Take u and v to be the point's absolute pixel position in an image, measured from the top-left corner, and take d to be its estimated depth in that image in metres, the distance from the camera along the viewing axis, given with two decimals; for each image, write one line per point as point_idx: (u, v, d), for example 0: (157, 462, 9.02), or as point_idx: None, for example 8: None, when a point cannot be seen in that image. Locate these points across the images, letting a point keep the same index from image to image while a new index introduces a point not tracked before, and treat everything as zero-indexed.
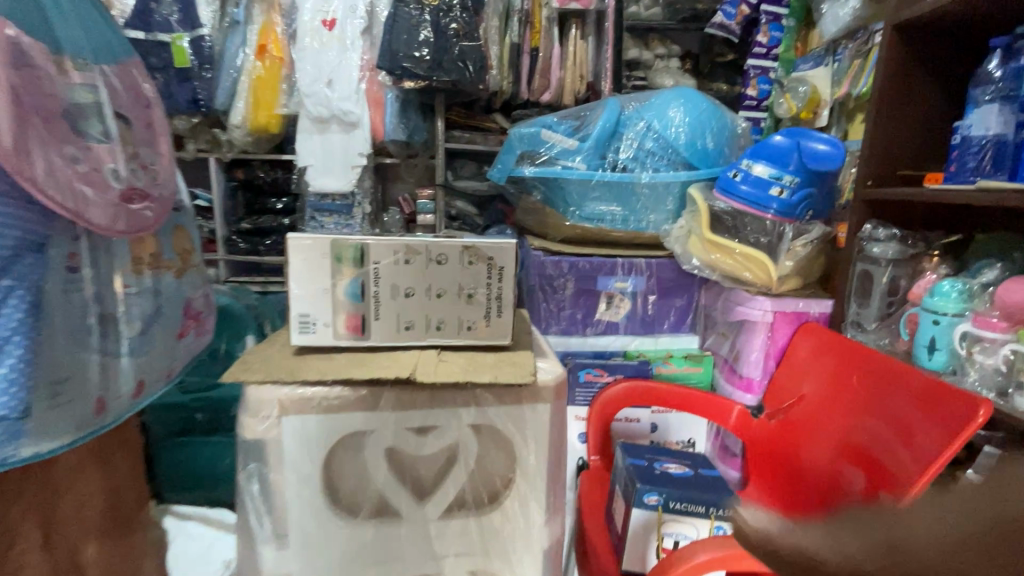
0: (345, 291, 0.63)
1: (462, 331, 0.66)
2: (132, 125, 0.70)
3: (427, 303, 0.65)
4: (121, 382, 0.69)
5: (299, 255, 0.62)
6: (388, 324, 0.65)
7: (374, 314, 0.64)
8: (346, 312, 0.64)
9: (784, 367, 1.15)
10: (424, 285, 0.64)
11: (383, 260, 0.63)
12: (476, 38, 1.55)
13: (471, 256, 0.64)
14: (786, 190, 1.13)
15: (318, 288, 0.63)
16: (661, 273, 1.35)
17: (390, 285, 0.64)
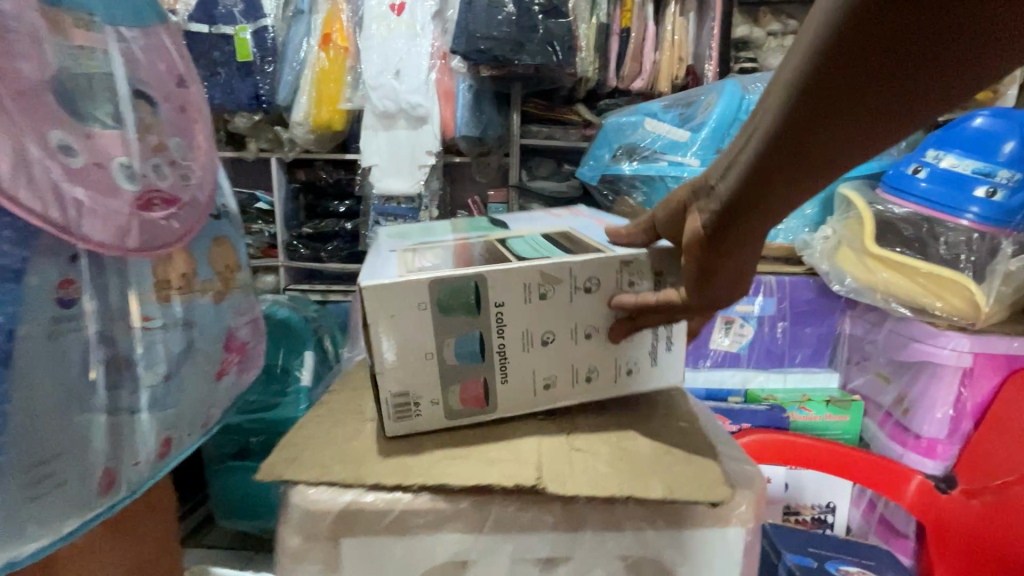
0: (452, 352, 0.43)
1: (621, 378, 0.48)
2: (160, 107, 0.53)
3: (571, 350, 0.46)
4: (139, 444, 0.53)
5: (381, 312, 0.41)
6: (519, 388, 0.46)
7: (501, 375, 0.45)
8: (461, 381, 0.44)
9: (994, 433, 0.88)
10: (567, 327, 0.45)
11: (508, 299, 0.43)
12: (564, 14, 1.34)
13: (630, 273, 0.46)
14: (999, 189, 0.84)
15: (416, 354, 0.43)
16: (796, 294, 1.08)
17: (521, 333, 0.44)
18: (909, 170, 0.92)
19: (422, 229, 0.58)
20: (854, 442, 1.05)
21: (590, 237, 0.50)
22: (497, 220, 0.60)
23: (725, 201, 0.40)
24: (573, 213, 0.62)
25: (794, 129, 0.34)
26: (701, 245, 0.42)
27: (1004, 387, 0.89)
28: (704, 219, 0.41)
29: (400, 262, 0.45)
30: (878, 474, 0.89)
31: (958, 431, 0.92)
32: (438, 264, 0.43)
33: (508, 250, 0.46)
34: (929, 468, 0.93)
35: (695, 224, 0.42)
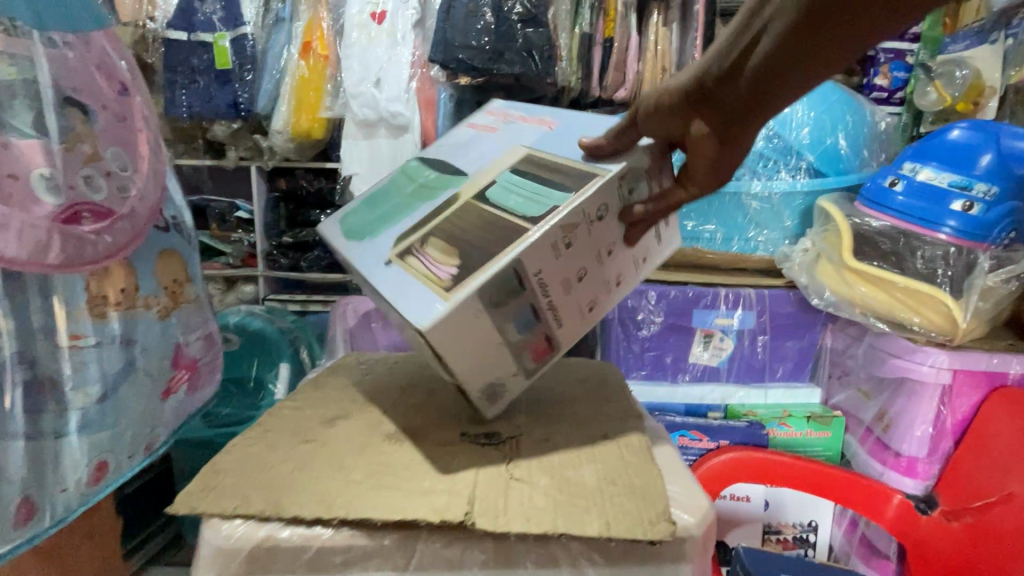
0: (513, 330, 0.47)
1: (640, 266, 0.57)
2: (96, 116, 0.51)
3: (602, 270, 0.52)
4: (66, 469, 0.50)
5: (449, 337, 0.43)
6: (573, 321, 0.51)
7: (557, 323, 0.50)
8: (530, 346, 0.49)
9: (973, 452, 0.86)
10: (594, 256, 0.50)
11: (542, 263, 0.46)
12: (542, 24, 1.35)
13: (628, 183, 0.50)
14: (977, 203, 0.83)
15: (484, 351, 0.46)
16: (776, 307, 1.05)
17: (562, 281, 0.48)
18: (887, 182, 0.90)
19: (367, 216, 0.58)
20: (836, 459, 1.04)
21: (550, 154, 0.52)
22: (432, 162, 0.59)
23: (732, 104, 0.40)
24: (503, 118, 0.62)
25: (814, 20, 0.33)
26: (709, 142, 0.43)
27: (984, 404, 0.87)
28: (713, 123, 0.42)
29: (414, 277, 0.46)
30: (853, 493, 0.87)
31: (938, 449, 0.90)
32: (460, 261, 0.45)
33: (511, 214, 0.47)
34: (909, 487, 0.91)
35: (700, 128, 0.43)
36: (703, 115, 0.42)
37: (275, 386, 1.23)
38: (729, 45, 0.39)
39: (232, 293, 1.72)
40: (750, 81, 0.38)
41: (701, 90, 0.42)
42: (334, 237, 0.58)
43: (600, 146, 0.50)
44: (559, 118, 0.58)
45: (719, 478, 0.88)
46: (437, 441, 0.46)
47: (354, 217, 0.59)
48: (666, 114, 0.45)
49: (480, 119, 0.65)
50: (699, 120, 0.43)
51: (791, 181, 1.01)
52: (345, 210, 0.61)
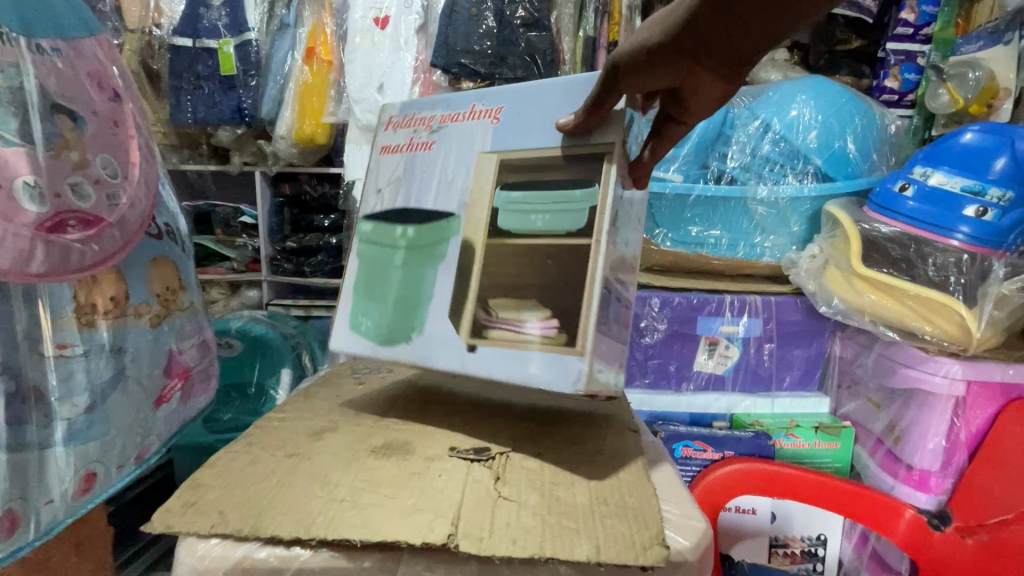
0: (612, 320, 0.49)
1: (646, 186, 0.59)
2: (85, 123, 0.50)
3: (635, 214, 0.55)
4: (51, 481, 0.49)
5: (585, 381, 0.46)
6: (629, 272, 0.54)
7: (624, 287, 0.53)
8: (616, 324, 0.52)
9: (984, 468, 0.84)
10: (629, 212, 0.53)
11: (613, 258, 0.48)
12: (545, 28, 1.35)
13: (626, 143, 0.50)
14: (991, 209, 0.81)
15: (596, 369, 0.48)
16: (783, 314, 1.02)
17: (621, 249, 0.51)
18: (896, 187, 0.87)
19: (379, 311, 0.58)
20: (846, 471, 1.01)
21: (524, 151, 0.51)
22: (391, 217, 0.59)
23: (738, 43, 0.39)
24: (426, 126, 0.60)
25: None
26: (715, 83, 0.42)
27: (999, 417, 0.85)
28: (721, 68, 0.40)
29: (518, 348, 0.48)
30: (867, 508, 0.84)
31: (950, 463, 0.87)
32: (552, 308, 0.48)
33: (554, 235, 0.49)
34: (922, 502, 0.88)
35: (706, 77, 0.41)
36: (708, 63, 0.40)
37: (276, 392, 1.21)
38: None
39: (235, 298, 1.72)
40: (764, 14, 0.37)
41: (702, 35, 0.39)
42: (366, 347, 0.59)
43: (583, 123, 0.48)
44: (490, 99, 0.55)
45: (723, 490, 0.86)
46: (425, 456, 0.47)
47: (365, 321, 0.59)
48: (658, 70, 0.42)
49: (394, 137, 0.63)
50: (703, 69, 0.41)
51: (798, 186, 0.98)
52: (350, 317, 0.60)
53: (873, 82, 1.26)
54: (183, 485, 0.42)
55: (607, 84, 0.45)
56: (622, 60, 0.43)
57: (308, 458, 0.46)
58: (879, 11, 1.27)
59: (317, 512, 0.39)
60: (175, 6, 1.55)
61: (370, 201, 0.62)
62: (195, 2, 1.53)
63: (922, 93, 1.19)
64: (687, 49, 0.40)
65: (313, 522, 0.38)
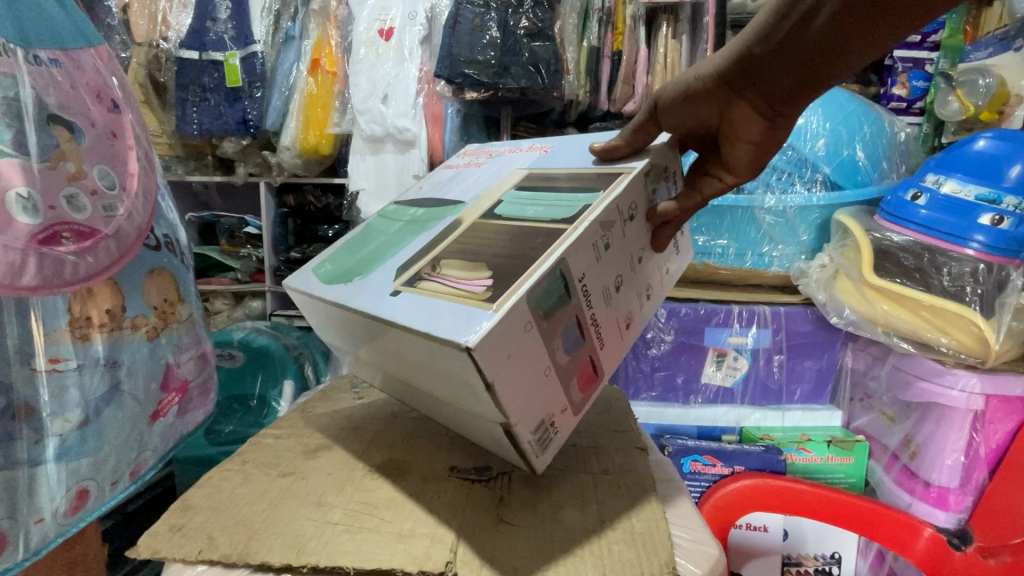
0: (561, 352, 0.41)
1: (664, 275, 0.55)
2: (82, 134, 0.49)
3: (636, 277, 0.49)
4: (41, 499, 0.47)
5: (498, 355, 0.36)
6: (614, 341, 0.47)
7: (601, 345, 0.45)
8: (576, 372, 0.43)
9: (1006, 486, 0.81)
10: (627, 262, 0.47)
11: (585, 268, 0.41)
12: (550, 38, 1.34)
13: (651, 183, 0.47)
14: (1009, 218, 0.78)
15: (536, 381, 0.39)
16: (793, 325, 1.00)
17: (602, 289, 0.44)
18: (909, 197, 0.86)
19: (346, 261, 0.52)
20: (859, 487, 0.98)
21: (559, 168, 0.49)
22: (412, 202, 0.56)
23: (777, 87, 0.43)
24: (486, 155, 0.60)
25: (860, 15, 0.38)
26: (757, 121, 0.45)
27: (1019, 432, 0.82)
28: (759, 103, 0.44)
29: (436, 298, 0.39)
30: (883, 527, 0.81)
31: (969, 479, 0.84)
32: (492, 270, 0.40)
33: (538, 222, 0.43)
34: (941, 520, 0.86)
35: (743, 111, 0.45)
36: (746, 96, 0.44)
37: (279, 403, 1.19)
38: (773, 23, 0.41)
39: (239, 308, 1.71)
40: (803, 59, 0.41)
41: (745, 70, 0.44)
42: (310, 288, 0.51)
43: (616, 147, 0.48)
44: (549, 140, 0.56)
45: (733, 506, 0.83)
46: (424, 476, 0.45)
47: (326, 267, 0.53)
48: (700, 101, 0.47)
49: (459, 160, 0.62)
50: (741, 102, 0.45)
51: (806, 194, 0.96)
52: (316, 262, 0.55)
53: (881, 89, 1.25)
54: (173, 507, 0.42)
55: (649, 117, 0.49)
56: (666, 94, 0.49)
57: (303, 477, 0.45)
58: None
59: (311, 537, 0.38)
60: (183, 19, 1.56)
61: (407, 193, 0.61)
62: (201, 15, 1.54)
63: (931, 100, 1.18)
64: (728, 81, 0.45)
65: (305, 547, 0.37)
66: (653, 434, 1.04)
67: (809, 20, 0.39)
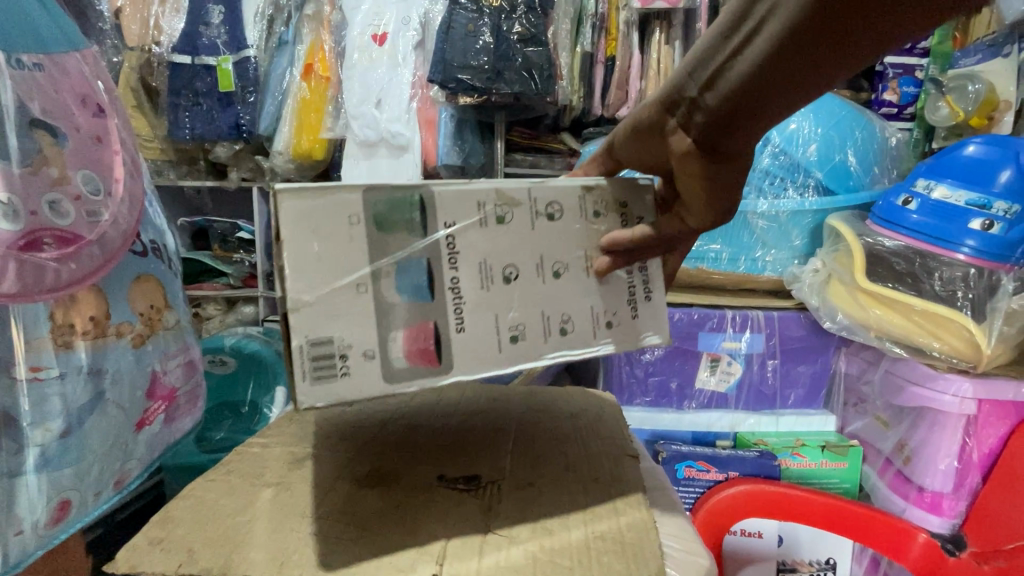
0: (386, 294, 0.39)
1: (599, 329, 0.46)
2: (66, 138, 0.49)
3: (540, 291, 0.43)
4: (21, 512, 0.46)
5: (302, 224, 0.36)
6: (483, 338, 0.41)
7: (456, 322, 0.40)
8: (404, 326, 0.39)
9: (1000, 492, 0.82)
10: (530, 259, 0.43)
11: (456, 224, 0.41)
12: (543, 43, 1.35)
13: (596, 204, 0.45)
14: (997, 223, 0.78)
15: (353, 296, 0.38)
16: (786, 330, 1.00)
17: (478, 264, 0.41)
18: (900, 201, 0.86)
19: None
20: (854, 492, 0.98)
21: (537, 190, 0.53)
22: None
23: (709, 125, 0.38)
24: None
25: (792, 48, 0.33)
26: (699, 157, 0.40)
27: (1012, 437, 0.82)
28: (694, 134, 0.39)
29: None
30: (878, 533, 0.81)
31: (963, 484, 0.84)
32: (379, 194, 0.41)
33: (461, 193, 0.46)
34: (935, 525, 0.86)
35: (683, 142, 0.40)
36: (683, 128, 0.40)
37: (270, 411, 1.17)
38: (709, 51, 0.37)
39: (232, 314, 1.69)
40: (735, 100, 0.36)
41: (680, 102, 0.39)
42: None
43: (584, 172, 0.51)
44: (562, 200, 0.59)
45: (727, 512, 0.82)
46: (413, 486, 0.45)
47: None
48: (647, 137, 0.43)
49: None
50: (679, 134, 0.40)
51: (799, 200, 0.97)
52: None
53: (872, 95, 1.26)
54: (153, 520, 0.41)
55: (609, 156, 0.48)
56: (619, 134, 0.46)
57: (288, 488, 0.45)
58: None
59: (295, 550, 0.37)
60: (175, 24, 1.55)
61: None
62: (195, 20, 1.54)
63: (921, 106, 1.18)
64: (667, 110, 0.40)
65: (288, 560, 0.36)
66: (647, 439, 1.04)
67: (744, 50, 0.35)
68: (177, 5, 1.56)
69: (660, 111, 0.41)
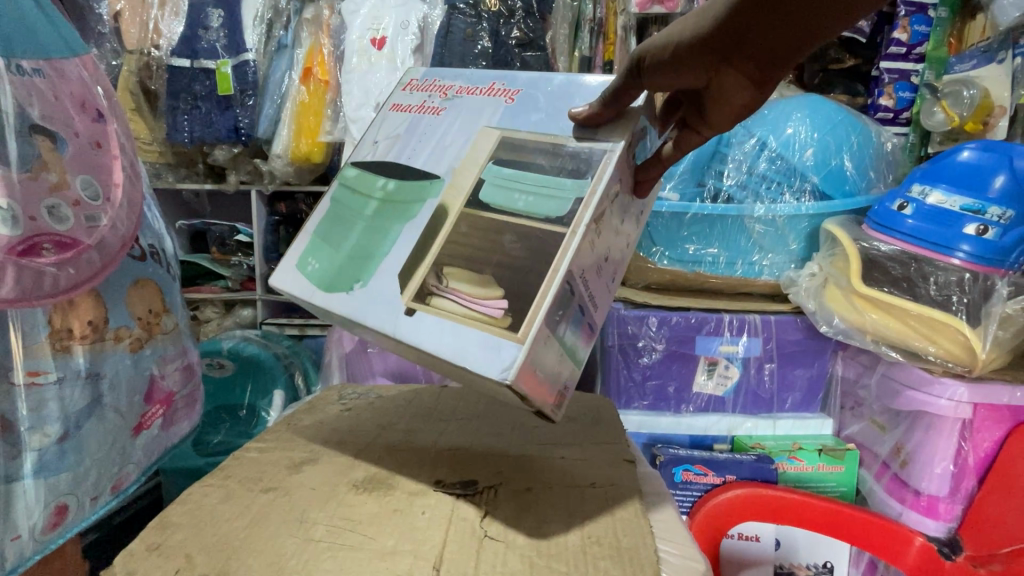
0: (569, 333, 0.45)
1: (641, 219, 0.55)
2: (65, 144, 0.49)
3: (620, 237, 0.50)
4: (17, 517, 0.46)
5: (535, 374, 0.41)
6: (607, 302, 0.49)
7: (596, 306, 0.48)
8: (581, 344, 0.47)
9: (995, 495, 0.82)
10: (613, 233, 0.49)
11: (586, 262, 0.44)
12: (541, 48, 1.37)
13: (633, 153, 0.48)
14: (992, 228, 0.79)
15: (552, 373, 0.43)
16: (783, 334, 1.00)
17: (597, 265, 0.46)
18: (895, 206, 0.87)
19: (330, 257, 0.51)
20: (851, 495, 0.98)
21: (533, 132, 0.48)
22: (376, 167, 0.53)
23: (764, 49, 0.39)
24: (440, 93, 0.56)
25: None
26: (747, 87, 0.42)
27: (1007, 440, 0.82)
28: (750, 68, 0.40)
29: (454, 320, 0.43)
30: (875, 536, 0.81)
31: (958, 488, 0.85)
32: (505, 289, 0.42)
33: (531, 217, 0.45)
34: (931, 529, 0.86)
35: (731, 78, 0.42)
36: (735, 63, 0.40)
37: (269, 414, 1.16)
38: None
39: (230, 317, 1.69)
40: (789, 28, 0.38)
41: (729, 37, 0.40)
42: (303, 291, 0.51)
43: (599, 114, 0.46)
44: (509, 80, 0.53)
45: (726, 515, 0.83)
46: (411, 491, 0.45)
47: (312, 263, 0.52)
48: (687, 67, 0.42)
49: (406, 96, 0.58)
50: (730, 69, 0.41)
51: (795, 204, 0.97)
52: (298, 257, 0.53)
53: (868, 100, 1.26)
54: (151, 525, 0.41)
55: (631, 76, 0.45)
56: (649, 53, 0.43)
57: (286, 493, 0.45)
58: (873, 30, 1.27)
59: (292, 555, 0.38)
60: (174, 27, 1.55)
61: (362, 150, 0.56)
62: (194, 24, 1.54)
63: (917, 111, 1.19)
64: (717, 47, 0.40)
65: (285, 565, 0.37)
66: (645, 443, 1.04)
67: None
68: (177, 8, 1.57)
69: (708, 49, 0.41)
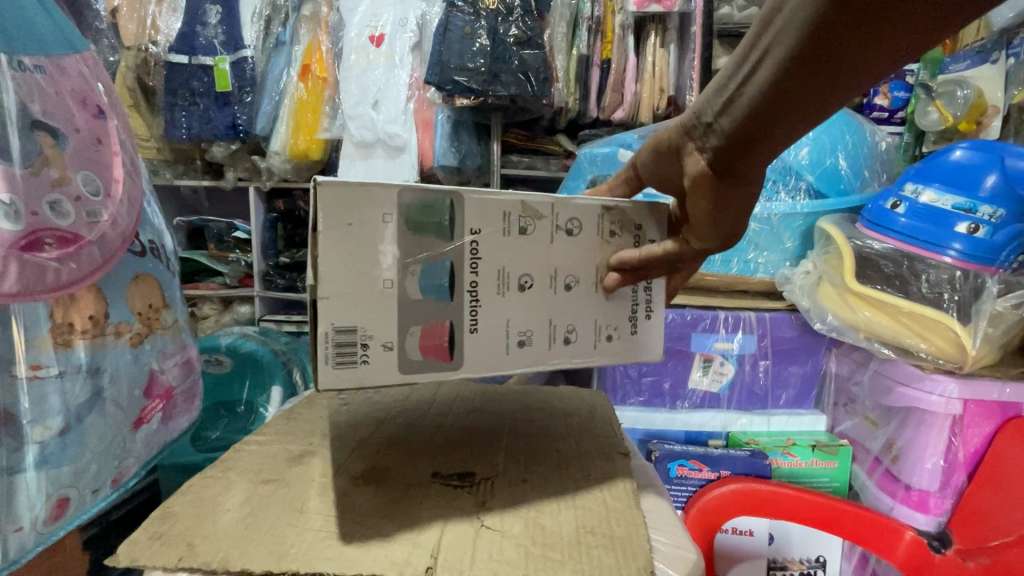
0: (414, 277, 0.39)
1: (600, 343, 0.49)
2: (66, 140, 0.49)
3: (553, 302, 0.46)
4: (21, 508, 0.47)
5: (336, 214, 0.36)
6: (491, 341, 0.43)
7: (472, 322, 0.42)
8: (423, 321, 0.40)
9: (984, 489, 0.83)
10: (546, 273, 0.45)
11: (484, 229, 0.42)
12: (539, 46, 1.35)
13: (613, 225, 0.48)
14: (982, 227, 0.79)
15: (366, 291, 0.38)
16: (777, 331, 1.02)
17: (497, 273, 0.43)
18: (888, 204, 0.88)
19: None
20: (843, 490, 0.99)
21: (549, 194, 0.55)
22: None
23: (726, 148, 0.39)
24: None
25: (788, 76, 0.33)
26: (711, 182, 0.41)
27: (997, 435, 0.83)
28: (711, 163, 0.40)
29: None
30: (867, 532, 0.82)
31: (948, 482, 0.86)
32: None
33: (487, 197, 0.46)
34: (921, 523, 0.87)
35: (697, 164, 0.41)
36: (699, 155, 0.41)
37: (268, 409, 1.16)
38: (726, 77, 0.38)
39: (228, 313, 1.69)
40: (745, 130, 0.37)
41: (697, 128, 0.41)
42: None
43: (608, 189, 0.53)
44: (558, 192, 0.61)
45: (720, 511, 0.83)
46: (406, 483, 0.46)
47: None
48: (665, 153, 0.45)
49: None
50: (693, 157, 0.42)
51: (790, 202, 0.99)
52: None
53: (863, 99, 1.27)
54: (154, 515, 0.41)
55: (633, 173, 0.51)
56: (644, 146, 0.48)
57: (286, 484, 0.45)
58: None
59: (292, 543, 0.38)
60: (172, 24, 1.56)
61: None
62: (192, 20, 1.54)
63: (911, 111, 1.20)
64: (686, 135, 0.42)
65: (287, 553, 0.37)
66: (640, 439, 1.05)
67: (749, 85, 0.36)
68: (175, 5, 1.57)
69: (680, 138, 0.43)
